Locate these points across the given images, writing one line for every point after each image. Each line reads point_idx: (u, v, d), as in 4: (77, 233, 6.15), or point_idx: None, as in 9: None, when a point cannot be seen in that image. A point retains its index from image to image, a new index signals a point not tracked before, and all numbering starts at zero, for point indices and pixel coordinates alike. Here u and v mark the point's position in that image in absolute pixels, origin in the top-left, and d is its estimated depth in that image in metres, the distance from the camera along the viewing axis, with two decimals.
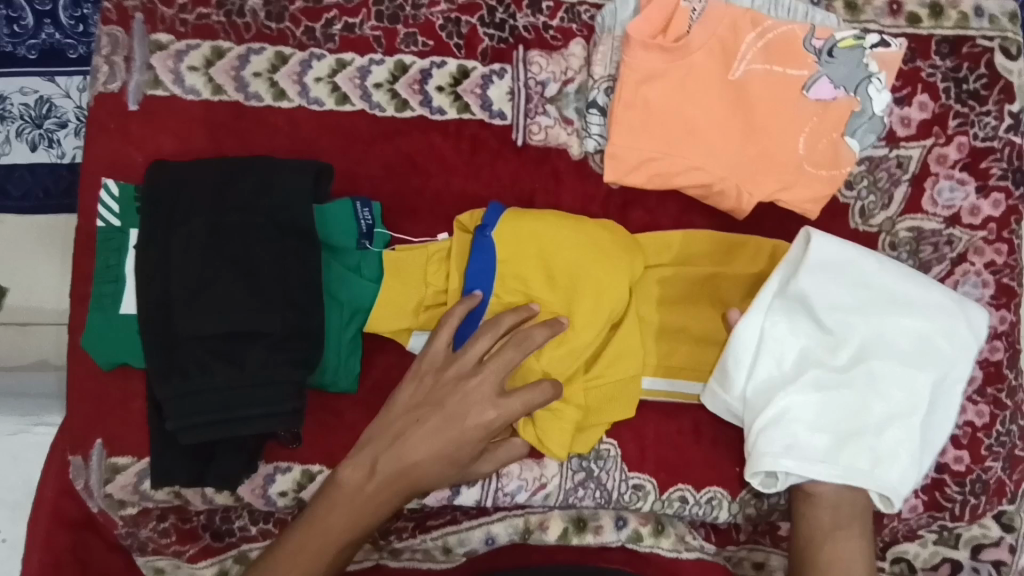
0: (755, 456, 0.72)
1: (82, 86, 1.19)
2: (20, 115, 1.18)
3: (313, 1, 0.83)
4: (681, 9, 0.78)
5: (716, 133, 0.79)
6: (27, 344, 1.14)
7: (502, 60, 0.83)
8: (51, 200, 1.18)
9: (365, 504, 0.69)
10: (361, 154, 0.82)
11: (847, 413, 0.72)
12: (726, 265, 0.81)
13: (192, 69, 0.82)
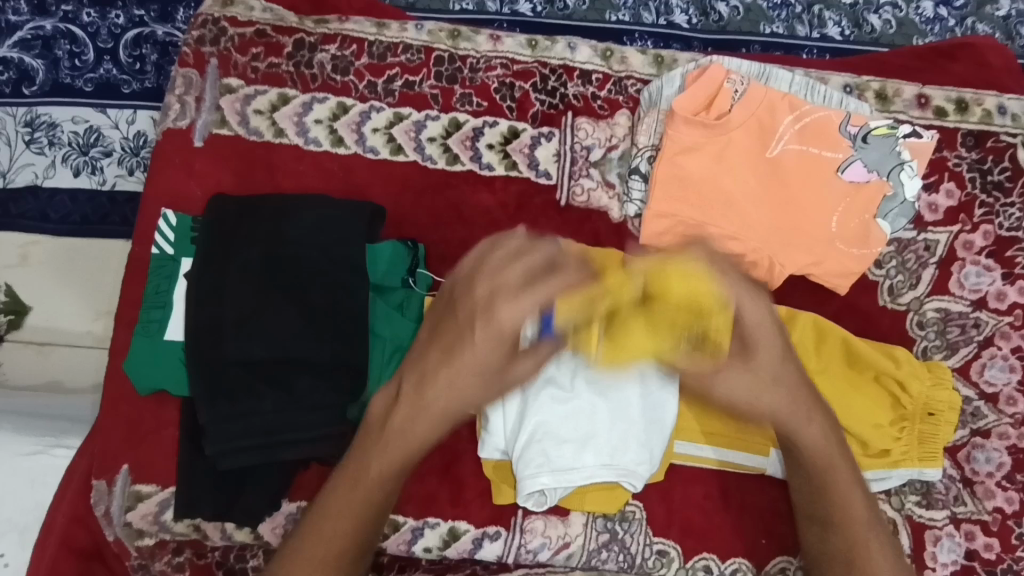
0: (522, 484, 0.72)
1: (132, 120, 1.24)
2: (69, 142, 1.24)
3: (377, 58, 0.88)
4: (723, 89, 0.83)
5: (755, 205, 0.82)
6: (47, 365, 1.18)
7: (551, 124, 0.88)
8: (88, 225, 1.22)
9: (351, 517, 0.66)
10: (410, 203, 0.86)
11: (582, 422, 0.73)
12: None
13: (258, 113, 0.87)
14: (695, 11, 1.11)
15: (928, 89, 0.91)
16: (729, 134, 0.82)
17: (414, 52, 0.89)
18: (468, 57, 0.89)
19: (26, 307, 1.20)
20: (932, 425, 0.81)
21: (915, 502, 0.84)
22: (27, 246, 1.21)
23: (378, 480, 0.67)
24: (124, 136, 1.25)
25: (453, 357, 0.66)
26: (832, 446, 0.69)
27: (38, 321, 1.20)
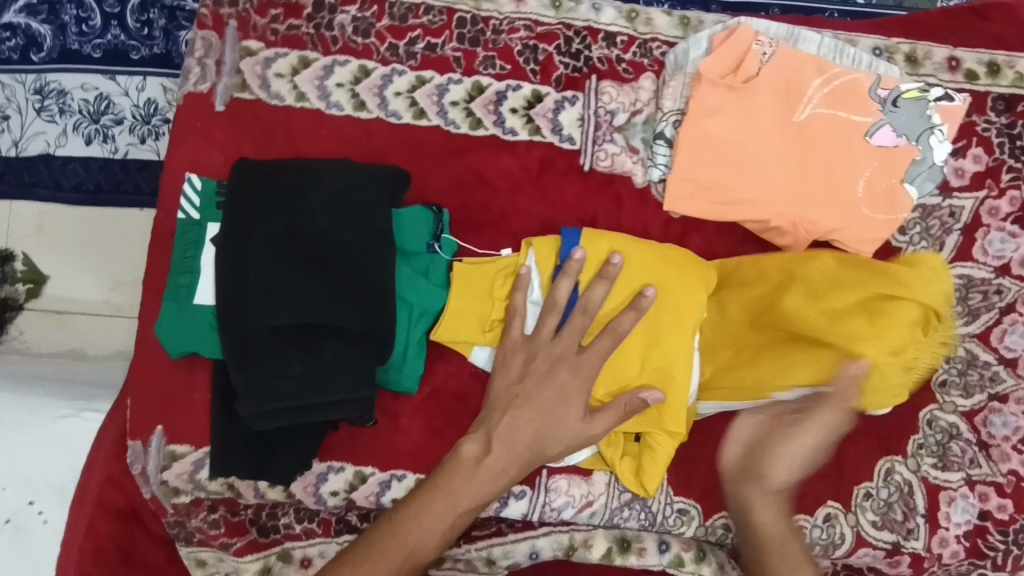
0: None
1: (140, 87, 1.23)
2: (78, 110, 1.23)
3: (398, 20, 0.87)
4: (752, 51, 0.82)
5: (781, 171, 0.82)
6: (67, 333, 1.20)
7: (575, 88, 0.87)
8: (102, 194, 1.22)
9: (492, 479, 0.74)
10: (433, 167, 0.86)
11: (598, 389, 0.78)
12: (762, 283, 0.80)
13: (279, 76, 0.86)
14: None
15: (960, 51, 0.89)
16: (757, 97, 0.81)
17: (436, 14, 0.87)
18: (490, 19, 0.87)
19: (44, 276, 1.21)
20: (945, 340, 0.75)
21: (931, 463, 0.85)
22: (41, 216, 1.22)
23: (516, 448, 0.75)
24: (135, 103, 1.23)
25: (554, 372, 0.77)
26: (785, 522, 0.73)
27: (54, 290, 1.21)
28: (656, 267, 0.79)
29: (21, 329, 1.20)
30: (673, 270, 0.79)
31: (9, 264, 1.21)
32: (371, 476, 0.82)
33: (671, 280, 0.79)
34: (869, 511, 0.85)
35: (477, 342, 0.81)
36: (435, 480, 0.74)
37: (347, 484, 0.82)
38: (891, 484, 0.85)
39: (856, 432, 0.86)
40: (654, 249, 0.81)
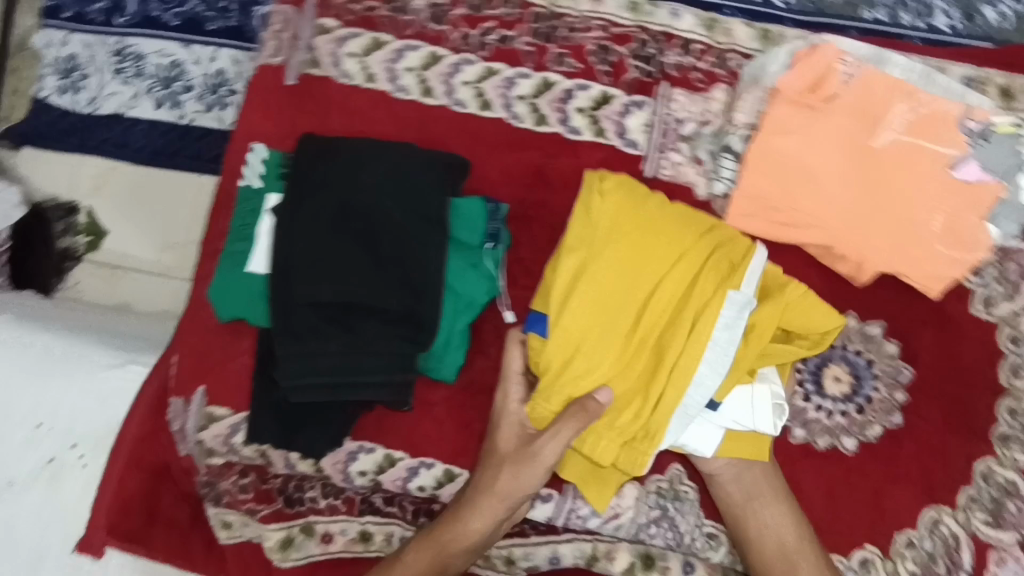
0: (761, 428, 0.74)
1: (212, 57, 1.27)
2: (154, 74, 1.27)
3: (474, 11, 0.87)
4: (833, 71, 0.79)
5: (852, 197, 0.78)
6: (117, 288, 1.27)
7: (644, 93, 0.85)
8: (159, 158, 1.27)
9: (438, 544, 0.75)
10: (494, 159, 0.85)
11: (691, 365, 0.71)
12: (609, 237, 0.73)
13: (351, 55, 0.87)
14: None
15: None
16: (835, 118, 0.79)
17: (512, 7, 0.87)
18: (566, 16, 0.86)
19: (104, 230, 1.28)
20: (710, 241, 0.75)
21: (982, 520, 0.79)
22: (105, 174, 1.29)
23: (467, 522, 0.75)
24: (206, 74, 1.27)
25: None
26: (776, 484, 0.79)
27: (111, 245, 1.28)
28: (584, 254, 0.73)
29: (76, 280, 1.27)
30: (587, 253, 0.73)
31: (72, 216, 1.28)
32: (399, 461, 0.82)
33: (590, 255, 0.73)
34: (909, 561, 0.80)
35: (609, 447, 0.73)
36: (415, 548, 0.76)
37: (376, 467, 0.82)
38: (936, 536, 0.80)
39: (902, 476, 0.82)
40: (573, 264, 0.73)
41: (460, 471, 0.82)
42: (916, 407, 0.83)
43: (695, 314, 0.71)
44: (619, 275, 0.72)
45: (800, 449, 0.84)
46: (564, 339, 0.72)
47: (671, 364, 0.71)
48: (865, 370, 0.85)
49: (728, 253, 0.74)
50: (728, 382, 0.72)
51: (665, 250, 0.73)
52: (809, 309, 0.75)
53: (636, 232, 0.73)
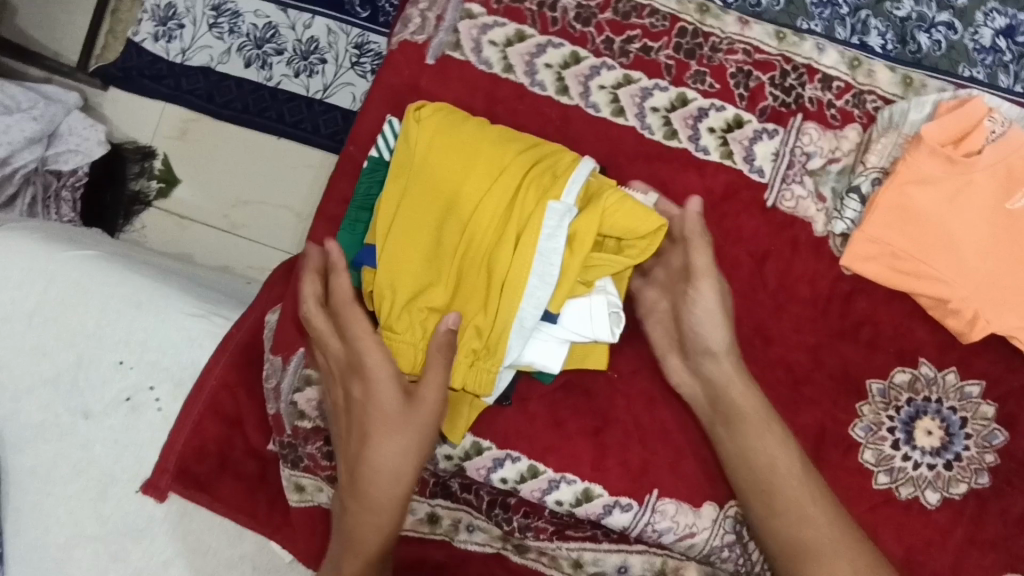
0: (600, 337, 0.74)
1: (307, 23, 1.30)
2: (247, 33, 1.32)
3: (621, 17, 0.87)
4: (981, 127, 0.79)
5: (979, 257, 0.79)
6: (183, 237, 1.31)
7: (778, 122, 0.85)
8: (246, 115, 1.30)
9: (387, 496, 0.73)
10: (619, 167, 0.86)
11: (575, 320, 0.75)
12: (473, 155, 0.75)
13: (492, 44, 0.87)
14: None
15: None
16: (973, 176, 0.79)
17: (659, 18, 0.87)
18: (711, 35, 0.86)
19: (177, 179, 1.33)
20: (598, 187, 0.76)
21: None
22: (186, 123, 1.33)
23: (380, 468, 0.73)
24: (298, 39, 1.31)
25: (698, 287, 0.79)
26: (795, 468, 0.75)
27: (181, 195, 1.33)
28: (470, 174, 0.75)
29: (143, 224, 1.32)
30: (469, 173, 0.75)
31: (148, 160, 1.33)
32: (487, 450, 0.82)
33: (467, 165, 0.75)
34: None
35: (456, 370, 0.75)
36: (358, 504, 0.74)
37: (462, 453, 0.83)
38: None
39: (984, 542, 0.82)
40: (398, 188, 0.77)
41: (545, 468, 0.82)
42: (1006, 473, 0.83)
43: (523, 224, 0.73)
44: (429, 199, 0.76)
45: (881, 495, 0.84)
46: (394, 267, 0.75)
47: (499, 278, 0.73)
48: (958, 428, 0.84)
49: (555, 164, 0.76)
50: (562, 295, 0.73)
51: (485, 168, 0.75)
52: (629, 209, 0.73)
53: (452, 150, 0.76)
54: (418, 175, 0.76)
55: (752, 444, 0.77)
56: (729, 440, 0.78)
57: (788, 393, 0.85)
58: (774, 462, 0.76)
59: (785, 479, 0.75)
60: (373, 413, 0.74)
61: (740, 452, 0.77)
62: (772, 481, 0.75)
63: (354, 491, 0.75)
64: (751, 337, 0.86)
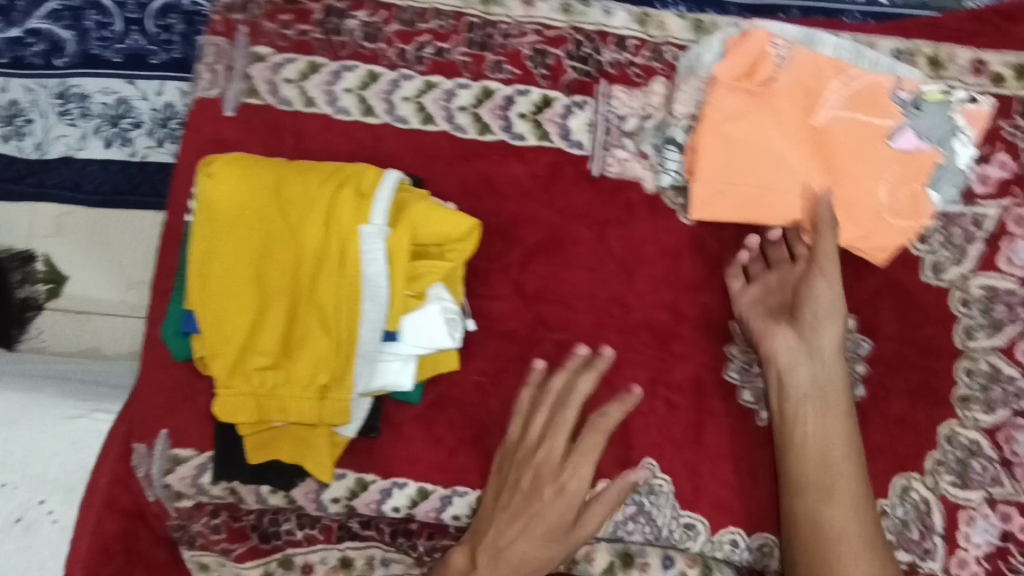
0: (444, 345, 0.71)
1: (159, 89, 1.12)
2: (98, 113, 1.12)
3: (407, 25, 0.86)
4: (767, 54, 0.81)
5: (804, 175, 0.79)
6: (85, 332, 1.09)
7: (585, 92, 0.85)
8: (118, 197, 1.10)
9: None
10: (441, 173, 0.85)
11: (417, 332, 0.71)
12: (273, 193, 0.69)
13: (288, 81, 0.86)
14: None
15: (986, 54, 0.86)
16: (773, 98, 0.80)
17: (445, 18, 0.86)
18: (500, 23, 0.86)
19: (64, 276, 1.10)
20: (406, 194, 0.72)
21: (949, 481, 0.81)
22: (60, 217, 1.11)
23: (510, 569, 0.74)
24: (153, 107, 1.12)
25: (826, 271, 0.76)
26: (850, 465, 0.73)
27: (74, 291, 1.10)
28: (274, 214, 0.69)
29: (40, 331, 1.09)
30: (273, 214, 0.69)
31: (29, 264, 1.10)
32: (372, 484, 0.81)
33: (270, 205, 0.69)
34: (885, 531, 0.82)
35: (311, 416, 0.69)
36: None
37: (349, 492, 0.82)
38: (907, 502, 0.82)
39: (870, 450, 0.84)
40: (198, 250, 0.69)
41: (434, 487, 0.81)
42: (880, 379, 0.85)
43: (342, 247, 0.69)
44: (234, 248, 0.69)
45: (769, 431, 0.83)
46: (216, 331, 0.68)
47: (332, 308, 0.69)
48: None
49: (358, 180, 0.70)
50: (398, 311, 0.69)
51: (290, 207, 0.69)
52: (438, 215, 0.70)
53: (248, 193, 0.69)
54: (221, 228, 0.69)
55: (813, 441, 0.74)
56: (811, 426, 0.74)
57: (658, 352, 0.84)
58: (821, 455, 0.73)
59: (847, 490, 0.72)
60: (528, 508, 0.77)
61: (809, 441, 0.74)
62: (830, 482, 0.72)
63: (441, 572, 0.76)
64: (609, 307, 0.84)
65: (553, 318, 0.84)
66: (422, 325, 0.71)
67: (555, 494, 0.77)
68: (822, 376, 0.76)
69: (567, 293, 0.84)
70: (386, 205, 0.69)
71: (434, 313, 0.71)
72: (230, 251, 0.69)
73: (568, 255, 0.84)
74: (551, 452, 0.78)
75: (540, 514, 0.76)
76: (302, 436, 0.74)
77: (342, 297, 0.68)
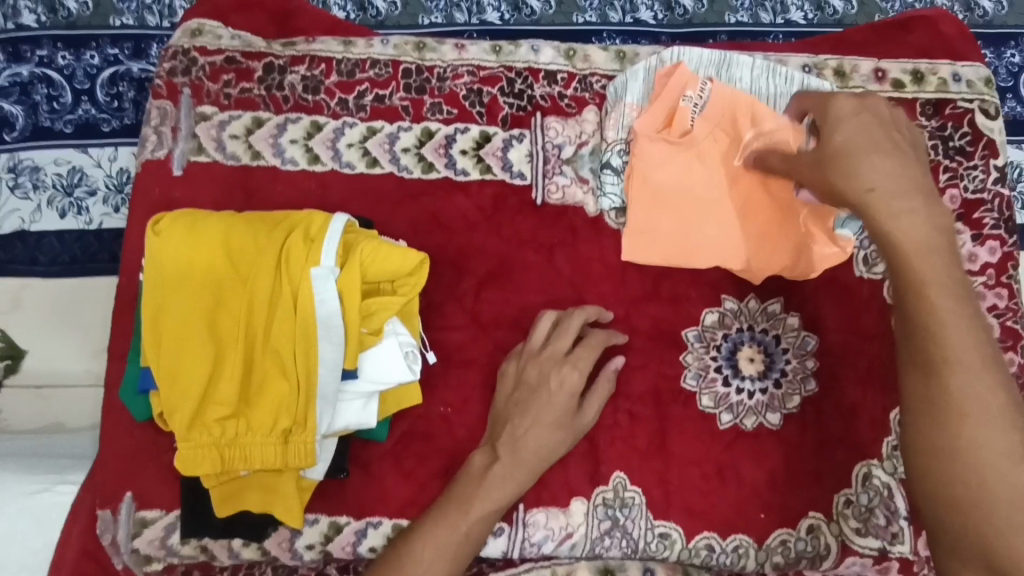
0: (402, 378, 0.73)
1: (115, 157, 1.13)
2: (51, 184, 1.12)
3: (346, 76, 0.90)
4: (681, 107, 0.84)
5: (725, 214, 0.85)
6: (47, 406, 1.05)
7: (521, 126, 0.90)
8: (76, 265, 1.09)
9: (500, 486, 0.75)
10: (391, 213, 0.88)
11: (376, 369, 0.73)
12: (223, 245, 0.71)
13: (234, 138, 0.89)
14: (659, 7, 1.13)
15: (887, 62, 0.93)
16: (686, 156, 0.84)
17: (382, 67, 0.91)
18: (435, 67, 0.91)
19: (22, 350, 1.06)
20: (355, 236, 0.74)
21: None
22: (15, 291, 1.08)
23: (526, 456, 0.77)
24: (108, 173, 1.13)
25: (865, 147, 0.68)
26: (961, 309, 0.61)
27: (32, 366, 1.06)
28: (225, 265, 0.71)
29: None
30: (224, 265, 0.71)
31: None
32: (346, 525, 0.80)
33: (220, 257, 0.71)
34: (851, 519, 0.83)
35: (279, 462, 0.70)
36: (449, 503, 0.75)
37: (322, 537, 0.80)
38: (870, 489, 0.84)
39: (831, 441, 0.86)
40: (151, 306, 0.70)
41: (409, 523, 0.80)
42: (829, 371, 0.87)
43: (294, 292, 0.70)
44: (186, 300, 0.69)
45: (731, 432, 0.85)
46: (174, 385, 0.68)
47: (288, 351, 0.70)
48: (775, 347, 0.88)
49: (306, 226, 0.72)
50: (354, 350, 0.71)
51: (241, 257, 0.71)
52: (385, 251, 0.72)
53: (196, 247, 0.70)
54: (172, 283, 0.70)
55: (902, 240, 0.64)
56: (885, 215, 0.65)
57: (616, 367, 0.86)
58: (948, 313, 0.61)
59: (956, 330, 0.60)
60: (529, 404, 0.79)
61: (877, 185, 0.66)
62: (952, 343, 0.60)
63: (463, 475, 0.76)
64: None
65: (511, 343, 0.86)
66: (381, 362, 0.73)
67: (553, 391, 0.79)
68: (937, 320, 0.61)
69: (521, 318, 0.86)
70: (335, 247, 0.71)
71: (392, 348, 0.73)
72: (181, 307, 0.69)
73: (520, 280, 0.87)
74: (562, 376, 0.79)
75: (543, 405, 0.78)
76: (270, 484, 0.74)
77: (300, 339, 0.70)
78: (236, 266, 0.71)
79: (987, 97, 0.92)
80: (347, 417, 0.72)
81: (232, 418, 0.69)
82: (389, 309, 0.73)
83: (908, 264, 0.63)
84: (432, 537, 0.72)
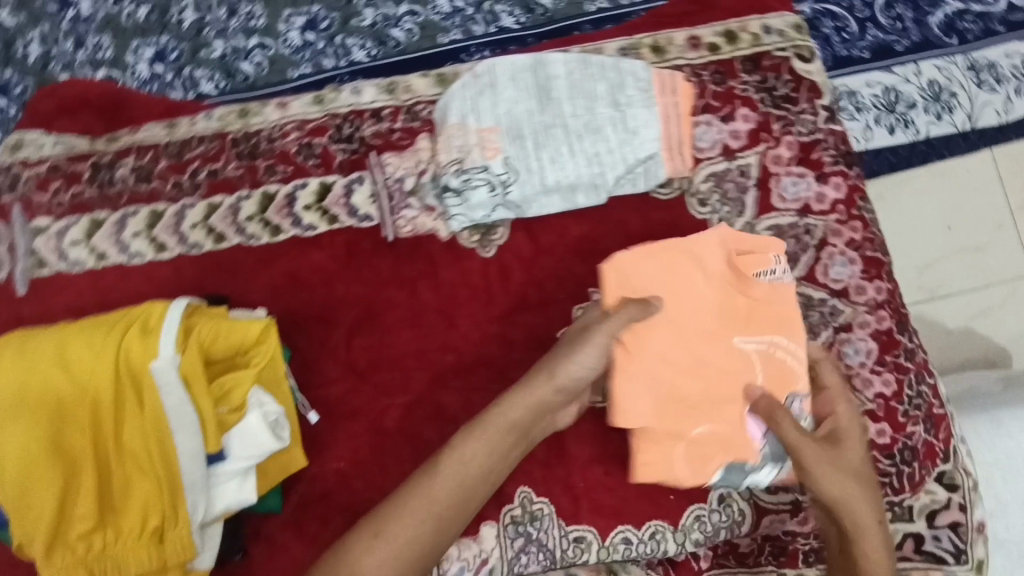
0: (270, 448, 0.72)
1: None
2: None
3: (175, 158, 0.90)
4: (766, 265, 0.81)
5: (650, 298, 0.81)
6: None
7: (358, 167, 0.89)
8: None
9: (484, 451, 0.74)
10: (248, 283, 0.87)
11: (241, 446, 0.72)
12: (56, 358, 0.69)
13: (74, 243, 0.88)
14: (519, 10, 1.05)
15: (700, 30, 0.95)
16: (705, 246, 0.79)
17: (209, 141, 0.90)
18: (261, 131, 0.91)
19: None
20: (195, 319, 0.75)
21: None
22: None
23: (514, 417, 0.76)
24: None
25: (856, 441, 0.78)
26: (839, 470, 0.75)
27: None
28: (60, 379, 0.69)
29: None
30: (59, 377, 0.69)
31: None
32: None
33: (53, 371, 0.69)
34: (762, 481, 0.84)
35: (155, 563, 0.68)
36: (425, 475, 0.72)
37: None
38: None
39: None
40: None
41: None
42: None
43: (139, 389, 0.70)
44: (23, 422, 0.67)
45: None
46: (25, 513, 0.65)
47: (144, 450, 0.69)
48: None
49: (144, 320, 0.73)
50: (213, 434, 0.70)
51: (75, 366, 0.69)
52: (223, 328, 0.75)
53: (27, 367, 0.69)
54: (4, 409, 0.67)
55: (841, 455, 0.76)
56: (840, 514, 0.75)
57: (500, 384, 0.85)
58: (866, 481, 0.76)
59: (839, 467, 0.75)
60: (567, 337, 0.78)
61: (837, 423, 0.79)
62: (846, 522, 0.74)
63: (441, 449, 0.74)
64: (440, 356, 0.86)
65: (391, 384, 0.85)
66: (245, 439, 0.72)
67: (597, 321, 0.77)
68: (854, 521, 0.74)
69: (397, 358, 0.86)
70: (173, 333, 0.72)
71: (254, 422, 0.72)
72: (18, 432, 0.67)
73: (387, 320, 0.86)
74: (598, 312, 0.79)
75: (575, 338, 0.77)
76: None
77: (154, 434, 0.69)
78: (70, 376, 0.69)
79: (800, 42, 0.94)
80: (225, 498, 0.72)
81: (98, 531, 0.68)
82: (246, 382, 0.74)
83: (854, 503, 0.74)
84: (409, 508, 0.70)
